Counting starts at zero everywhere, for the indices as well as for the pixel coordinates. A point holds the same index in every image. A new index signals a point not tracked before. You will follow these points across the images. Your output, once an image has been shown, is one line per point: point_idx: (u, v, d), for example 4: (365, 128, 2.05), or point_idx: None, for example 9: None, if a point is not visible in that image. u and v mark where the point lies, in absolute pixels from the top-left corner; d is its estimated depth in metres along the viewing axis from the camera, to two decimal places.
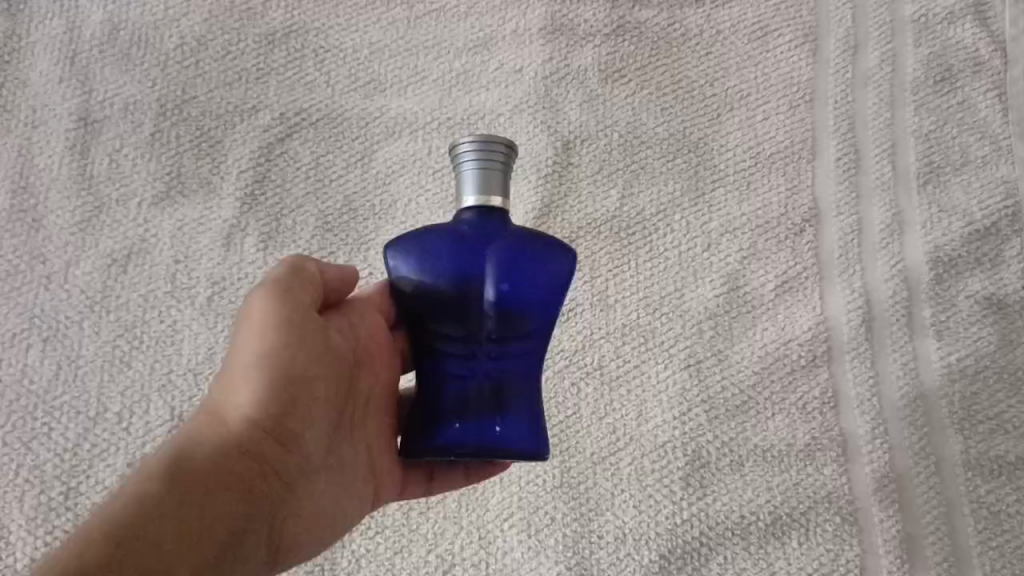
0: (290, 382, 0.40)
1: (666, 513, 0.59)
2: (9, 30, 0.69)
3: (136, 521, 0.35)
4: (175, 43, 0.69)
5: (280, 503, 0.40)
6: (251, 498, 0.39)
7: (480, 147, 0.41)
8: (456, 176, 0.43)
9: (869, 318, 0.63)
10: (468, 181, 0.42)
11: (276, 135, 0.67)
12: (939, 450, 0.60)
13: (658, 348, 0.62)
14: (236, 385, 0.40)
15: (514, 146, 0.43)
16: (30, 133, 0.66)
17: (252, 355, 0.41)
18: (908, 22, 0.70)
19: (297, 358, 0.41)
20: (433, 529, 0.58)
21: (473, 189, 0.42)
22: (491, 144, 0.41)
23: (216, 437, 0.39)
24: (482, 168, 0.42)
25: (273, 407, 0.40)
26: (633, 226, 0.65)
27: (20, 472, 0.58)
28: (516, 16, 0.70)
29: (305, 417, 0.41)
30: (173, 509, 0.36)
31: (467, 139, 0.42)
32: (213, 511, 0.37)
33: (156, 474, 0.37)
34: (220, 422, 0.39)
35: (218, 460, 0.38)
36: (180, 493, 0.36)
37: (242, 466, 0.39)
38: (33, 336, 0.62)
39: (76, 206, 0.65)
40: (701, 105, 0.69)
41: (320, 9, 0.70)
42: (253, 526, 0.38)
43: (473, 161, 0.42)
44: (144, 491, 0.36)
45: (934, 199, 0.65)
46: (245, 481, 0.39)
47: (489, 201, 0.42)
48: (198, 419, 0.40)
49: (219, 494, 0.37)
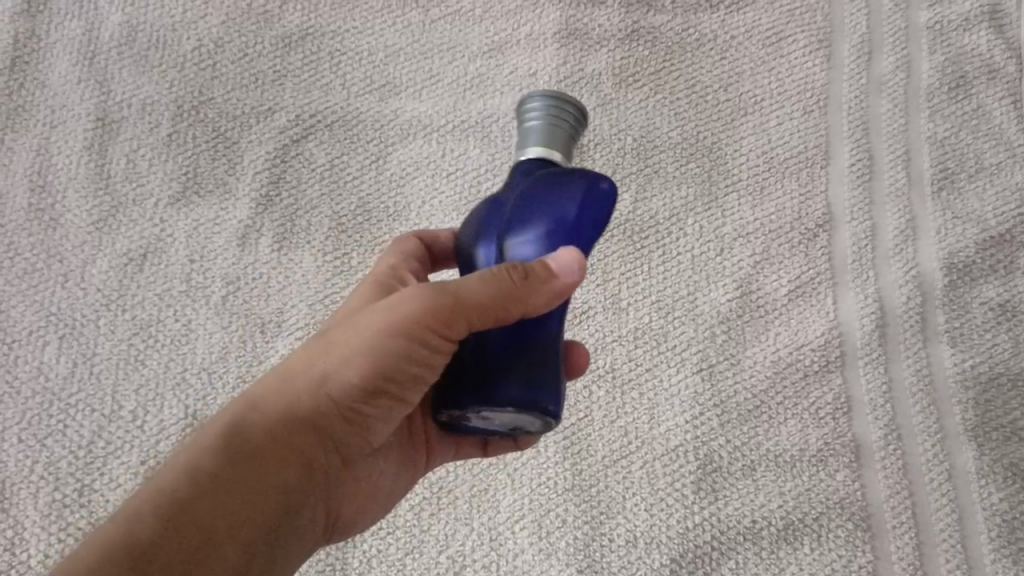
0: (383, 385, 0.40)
1: (678, 517, 0.59)
2: (30, 32, 0.70)
3: (187, 500, 0.37)
4: (192, 45, 0.69)
5: (334, 477, 0.43)
6: (309, 476, 0.41)
7: (552, 102, 0.43)
8: (521, 133, 0.44)
9: (883, 324, 0.63)
10: (535, 133, 0.43)
11: (291, 136, 0.67)
12: (952, 458, 0.60)
13: (670, 352, 0.62)
14: (325, 364, 0.40)
15: (584, 115, 0.45)
16: (49, 133, 0.67)
17: (353, 343, 0.40)
18: (923, 28, 0.70)
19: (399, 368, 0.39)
20: (445, 529, 0.59)
21: (539, 140, 0.43)
22: (563, 101, 0.43)
23: (288, 417, 0.40)
24: (552, 120, 0.43)
25: (355, 398, 0.40)
26: (646, 231, 0.66)
27: (34, 469, 0.59)
28: (531, 21, 0.71)
29: (382, 411, 0.41)
30: (227, 488, 0.38)
31: (541, 95, 0.44)
32: (267, 490, 0.39)
33: (216, 446, 0.39)
34: (295, 396, 0.40)
35: (281, 440, 0.40)
36: (235, 471, 0.39)
37: (304, 446, 0.41)
38: (50, 333, 0.62)
39: (93, 206, 0.65)
40: (714, 110, 0.69)
41: (336, 12, 0.71)
42: (307, 501, 0.41)
43: (543, 114, 0.43)
44: (200, 466, 0.38)
45: (948, 205, 0.65)
46: (307, 460, 0.41)
47: (551, 153, 0.43)
48: (276, 381, 0.41)
49: (279, 474, 0.40)
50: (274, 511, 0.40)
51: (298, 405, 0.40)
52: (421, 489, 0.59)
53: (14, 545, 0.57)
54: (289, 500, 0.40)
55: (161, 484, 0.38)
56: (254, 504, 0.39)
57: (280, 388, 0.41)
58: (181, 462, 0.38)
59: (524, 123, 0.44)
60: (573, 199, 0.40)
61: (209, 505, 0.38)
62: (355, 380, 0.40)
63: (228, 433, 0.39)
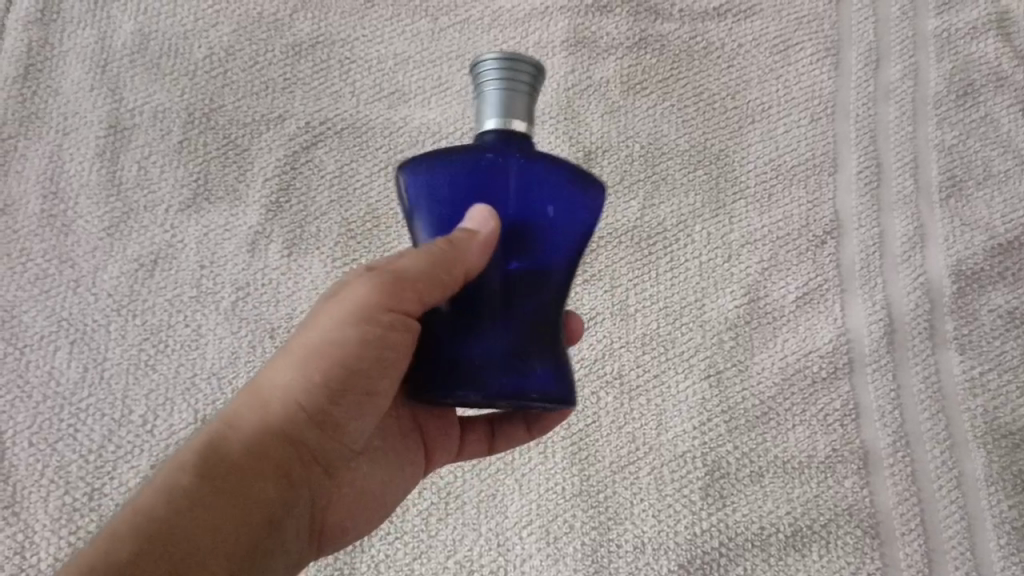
0: (346, 375, 0.41)
1: (686, 522, 0.59)
2: (43, 39, 0.70)
3: (165, 516, 0.37)
4: (203, 54, 0.70)
5: (319, 484, 0.43)
6: (288, 482, 0.41)
7: (510, 66, 0.40)
8: (477, 96, 0.41)
9: (891, 331, 0.63)
10: (489, 103, 0.40)
11: (301, 143, 0.68)
12: (961, 465, 0.60)
13: (677, 358, 0.63)
14: (282, 370, 0.41)
15: (538, 70, 0.41)
16: (61, 140, 0.68)
17: (310, 342, 0.41)
18: (930, 37, 0.70)
19: (361, 356, 0.40)
20: (452, 535, 0.59)
21: (497, 111, 0.40)
22: (517, 64, 0.40)
23: (259, 427, 0.41)
24: (508, 88, 0.40)
25: (322, 396, 0.41)
26: (654, 237, 0.66)
27: (46, 473, 0.59)
28: (539, 29, 0.71)
29: (354, 408, 0.42)
30: (206, 501, 0.38)
31: (491, 58, 0.40)
32: (249, 499, 0.39)
33: (189, 464, 0.39)
34: (265, 405, 0.41)
35: (254, 452, 0.40)
36: (215, 484, 0.39)
37: (279, 453, 0.41)
38: (61, 338, 0.63)
39: (105, 212, 0.66)
40: (721, 117, 0.69)
41: (346, 20, 0.71)
42: (290, 511, 0.42)
43: (499, 79, 0.40)
44: (177, 482, 0.38)
45: (956, 212, 0.65)
46: (282, 466, 0.41)
47: (511, 123, 0.40)
48: (245, 394, 0.42)
49: (258, 483, 0.40)
50: (259, 520, 0.40)
51: (266, 415, 0.41)
52: (428, 494, 0.59)
53: (24, 548, 0.57)
54: (271, 510, 0.40)
55: (139, 505, 0.37)
56: (236, 516, 0.39)
57: (249, 400, 0.41)
58: (157, 480, 0.38)
59: (479, 88, 0.41)
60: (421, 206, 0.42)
61: (191, 517, 0.37)
62: (321, 379, 0.41)
63: (202, 449, 0.39)
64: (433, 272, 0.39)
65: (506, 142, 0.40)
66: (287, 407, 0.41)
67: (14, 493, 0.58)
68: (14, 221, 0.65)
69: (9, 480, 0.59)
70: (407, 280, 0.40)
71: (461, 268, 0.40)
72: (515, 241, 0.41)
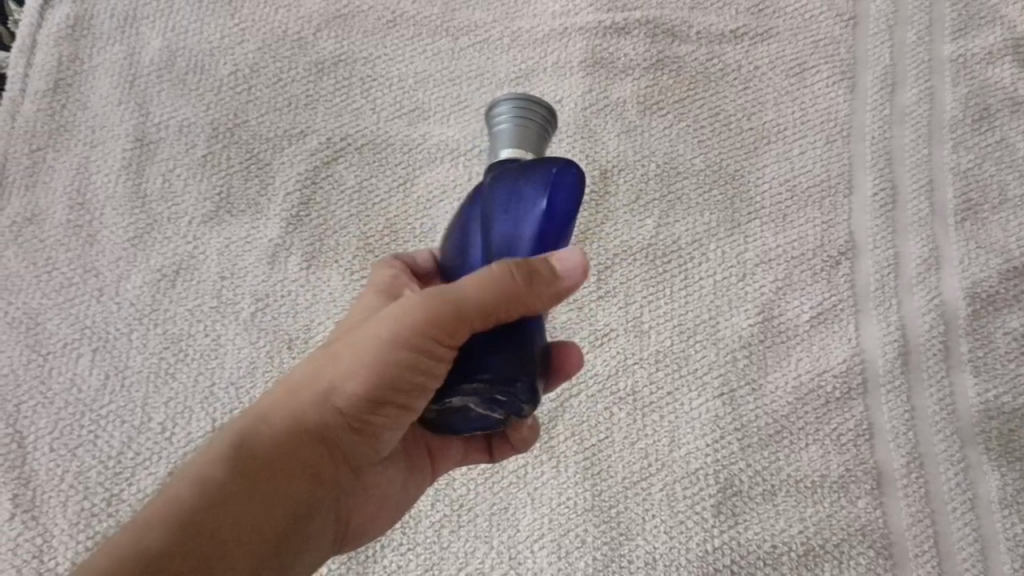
0: (390, 389, 0.41)
1: (698, 539, 0.59)
2: (73, 54, 0.72)
3: (199, 510, 0.38)
4: (229, 70, 0.72)
5: (344, 486, 0.44)
6: (318, 482, 0.42)
7: (518, 105, 0.47)
8: (491, 133, 0.48)
9: (905, 351, 0.63)
10: (505, 133, 0.46)
11: (322, 158, 0.69)
12: (975, 487, 0.59)
13: (691, 375, 0.63)
14: (331, 374, 0.41)
15: (551, 113, 0.48)
16: (89, 152, 0.69)
17: (355, 348, 0.41)
18: (946, 61, 0.71)
19: (407, 374, 0.40)
20: (464, 547, 0.59)
21: (511, 138, 0.46)
22: (527, 103, 0.47)
23: (301, 424, 0.42)
24: (516, 118, 0.46)
25: (360, 405, 0.41)
26: (669, 255, 0.66)
27: (65, 478, 0.60)
28: (558, 49, 0.72)
29: (390, 420, 0.43)
30: (237, 498, 0.39)
31: (505, 101, 0.48)
32: (278, 501, 0.40)
33: (227, 455, 0.40)
34: (303, 403, 0.42)
35: (291, 452, 0.41)
36: (246, 480, 0.40)
37: (314, 456, 0.42)
38: (84, 346, 0.64)
39: (129, 223, 0.67)
40: (737, 138, 0.70)
41: (368, 39, 0.73)
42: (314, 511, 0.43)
43: (510, 114, 0.47)
44: (211, 476, 0.39)
45: (972, 235, 0.65)
46: (315, 467, 0.42)
47: (523, 147, 0.45)
48: (285, 390, 0.42)
49: (288, 482, 0.41)
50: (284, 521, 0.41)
51: (311, 415, 0.42)
52: (440, 507, 0.60)
53: (42, 553, 0.58)
54: (297, 510, 0.42)
55: (172, 494, 0.39)
56: (264, 514, 0.40)
57: (287, 395, 0.42)
58: (192, 470, 0.39)
59: (492, 127, 0.48)
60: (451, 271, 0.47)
61: (222, 512, 0.39)
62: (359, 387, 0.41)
63: (241, 443, 0.40)
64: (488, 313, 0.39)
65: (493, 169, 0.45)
66: (330, 411, 0.42)
67: (33, 498, 0.59)
68: (41, 230, 0.67)
69: (29, 484, 0.60)
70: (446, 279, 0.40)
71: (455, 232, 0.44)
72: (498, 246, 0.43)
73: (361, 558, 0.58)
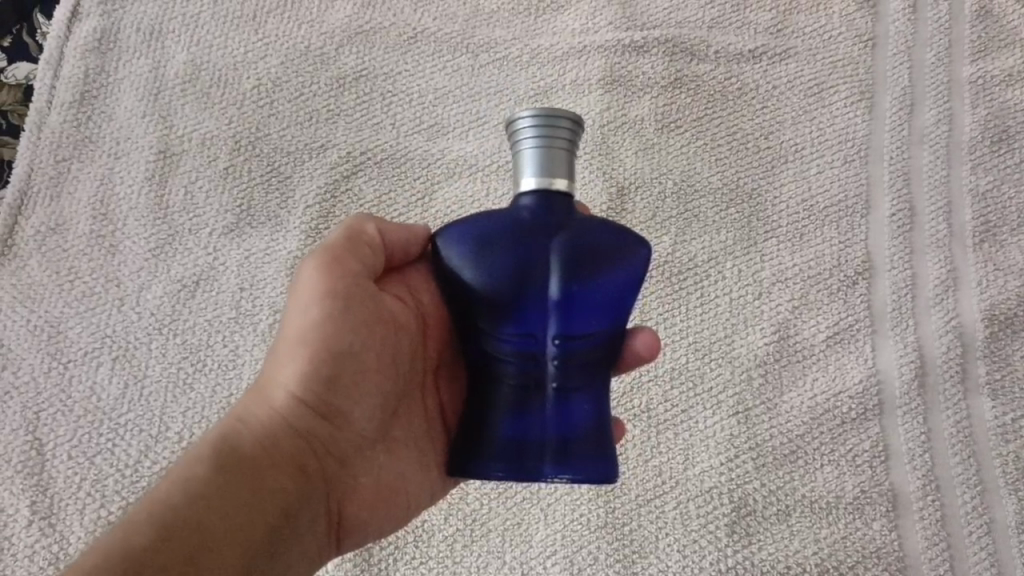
0: (334, 359, 0.43)
1: (711, 559, 0.58)
2: (100, 67, 0.73)
3: (183, 508, 0.37)
4: (252, 84, 0.72)
5: (335, 476, 0.44)
6: (303, 474, 0.42)
7: (545, 126, 0.42)
8: (517, 156, 0.43)
9: (923, 372, 0.63)
10: (531, 161, 0.43)
11: (342, 172, 0.70)
12: (991, 511, 0.59)
13: (705, 394, 0.63)
14: (283, 365, 0.43)
15: (580, 126, 0.43)
16: (113, 163, 0.70)
17: (297, 334, 0.43)
18: (965, 83, 0.71)
19: (340, 335, 0.43)
20: (477, 561, 0.59)
21: (539, 170, 0.42)
22: (556, 123, 0.42)
23: (268, 422, 0.42)
24: (543, 145, 0.42)
25: (316, 385, 0.43)
26: (685, 273, 0.66)
27: (83, 486, 0.60)
28: (577, 66, 0.73)
29: (352, 395, 0.44)
30: (215, 493, 0.38)
31: (529, 117, 0.42)
32: (261, 490, 0.40)
33: (207, 457, 0.39)
34: (269, 399, 0.43)
35: (266, 445, 0.41)
36: (226, 473, 0.39)
37: (290, 446, 0.42)
38: (104, 354, 0.64)
39: (151, 234, 0.68)
40: (754, 156, 0.70)
41: (389, 55, 0.73)
42: (307, 504, 0.42)
43: (536, 139, 0.42)
44: (193, 473, 0.39)
45: (990, 257, 0.65)
46: (295, 458, 0.42)
47: (552, 183, 0.42)
48: (251, 395, 0.43)
49: (271, 475, 0.40)
50: (273, 512, 0.40)
51: (270, 410, 0.42)
52: (453, 520, 0.60)
53: (59, 560, 0.58)
54: (287, 502, 0.41)
55: (156, 497, 0.37)
56: (252, 505, 0.39)
57: (254, 398, 0.43)
58: (173, 473, 0.39)
59: (518, 148, 0.43)
60: (606, 313, 0.43)
61: (206, 505, 0.38)
62: (306, 365, 0.43)
63: (214, 445, 0.40)
64: (355, 240, 0.45)
65: (545, 204, 0.42)
66: (290, 399, 0.43)
67: (51, 505, 0.60)
68: (65, 240, 0.68)
69: (48, 491, 0.60)
70: (342, 251, 0.45)
71: (374, 225, 0.46)
72: (512, 303, 0.42)
73: (374, 570, 0.59)
